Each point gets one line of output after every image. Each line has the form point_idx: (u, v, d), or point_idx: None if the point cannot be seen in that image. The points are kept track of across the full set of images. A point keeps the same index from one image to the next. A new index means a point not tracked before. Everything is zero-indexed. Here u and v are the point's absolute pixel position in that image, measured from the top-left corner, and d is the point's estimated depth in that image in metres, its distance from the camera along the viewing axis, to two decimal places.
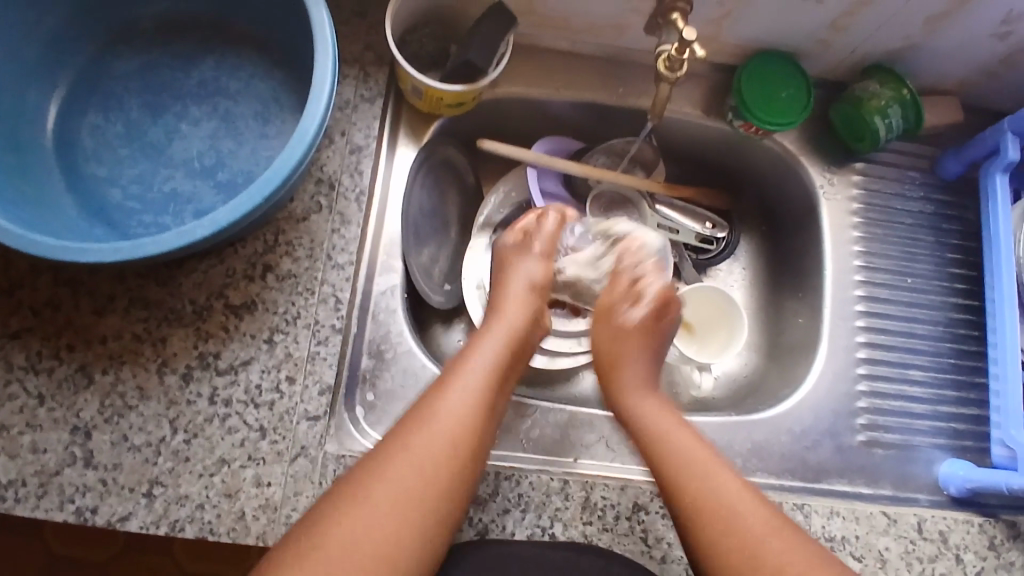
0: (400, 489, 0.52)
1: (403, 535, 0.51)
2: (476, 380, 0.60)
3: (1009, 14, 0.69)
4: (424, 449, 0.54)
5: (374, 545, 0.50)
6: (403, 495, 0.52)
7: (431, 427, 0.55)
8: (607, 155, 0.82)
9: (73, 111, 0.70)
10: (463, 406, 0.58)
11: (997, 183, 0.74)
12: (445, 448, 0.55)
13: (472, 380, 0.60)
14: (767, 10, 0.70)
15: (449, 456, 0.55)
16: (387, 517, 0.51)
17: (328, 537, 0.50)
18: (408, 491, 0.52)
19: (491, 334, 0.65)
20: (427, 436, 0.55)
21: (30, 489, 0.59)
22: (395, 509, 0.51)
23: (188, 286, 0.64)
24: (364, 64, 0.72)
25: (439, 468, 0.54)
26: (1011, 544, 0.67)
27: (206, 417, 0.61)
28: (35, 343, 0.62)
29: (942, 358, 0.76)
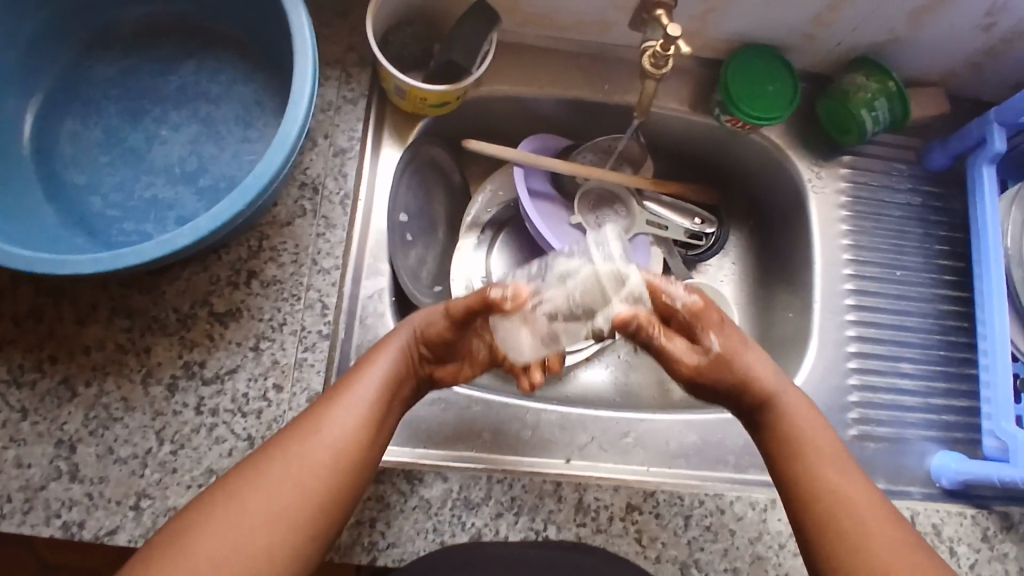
0: (309, 455, 0.48)
1: (294, 518, 0.46)
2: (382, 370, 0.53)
3: (994, 4, 0.69)
4: (333, 425, 0.50)
5: (274, 511, 0.46)
6: (305, 466, 0.48)
7: (341, 412, 0.50)
8: (594, 152, 0.81)
9: (50, 117, 0.68)
10: (373, 391, 0.52)
11: (984, 173, 0.74)
12: (351, 428, 0.50)
13: (377, 374, 0.53)
14: (751, 5, 0.70)
15: (349, 443, 0.49)
16: (290, 481, 0.47)
17: (246, 481, 0.46)
18: (310, 460, 0.48)
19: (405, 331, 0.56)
20: (338, 412, 0.50)
21: (15, 505, 0.57)
22: (302, 475, 0.47)
23: (172, 294, 0.63)
24: (346, 65, 0.71)
25: (344, 447, 0.49)
26: (1004, 535, 0.67)
27: (193, 427, 0.61)
28: (16, 355, 0.61)
29: (932, 350, 0.77)
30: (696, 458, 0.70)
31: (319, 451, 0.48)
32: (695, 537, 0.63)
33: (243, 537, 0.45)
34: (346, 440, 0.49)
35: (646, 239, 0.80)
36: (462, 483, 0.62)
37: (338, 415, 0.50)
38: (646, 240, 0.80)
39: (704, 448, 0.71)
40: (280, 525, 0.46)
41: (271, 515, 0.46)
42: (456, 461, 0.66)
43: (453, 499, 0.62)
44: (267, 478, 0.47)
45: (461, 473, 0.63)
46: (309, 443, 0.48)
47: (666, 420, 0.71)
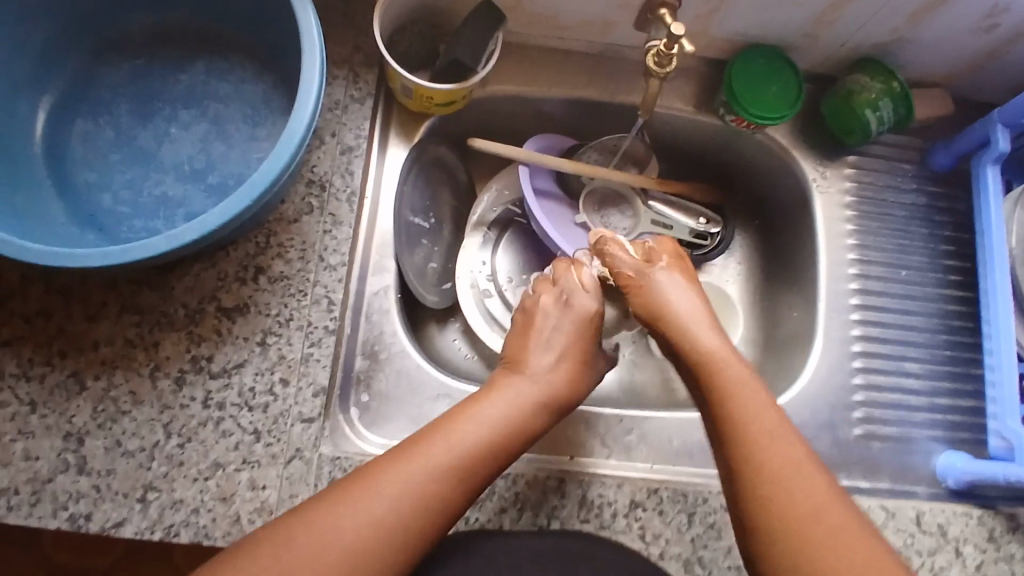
0: (397, 493, 0.49)
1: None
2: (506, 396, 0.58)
3: (998, 4, 0.69)
4: (398, 485, 0.49)
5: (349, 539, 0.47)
6: (357, 527, 0.47)
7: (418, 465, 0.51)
8: (600, 152, 0.81)
9: (61, 117, 0.70)
10: (489, 421, 0.55)
11: (988, 174, 0.74)
12: (461, 459, 0.52)
13: (517, 389, 0.59)
14: (754, 6, 0.70)
15: (452, 472, 0.51)
16: (343, 539, 0.47)
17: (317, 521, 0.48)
18: (347, 527, 0.47)
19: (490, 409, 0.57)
20: (439, 443, 0.52)
21: (24, 496, 0.58)
22: (360, 534, 0.47)
23: (180, 290, 0.64)
24: (353, 65, 0.72)
25: (440, 481, 0.51)
26: (1010, 535, 0.67)
27: (200, 421, 0.61)
28: (26, 350, 0.61)
29: (937, 349, 0.76)
30: (700, 455, 0.70)
31: (391, 501, 0.49)
32: (699, 534, 0.63)
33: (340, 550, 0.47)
34: (454, 471, 0.51)
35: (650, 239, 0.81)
36: None
37: (399, 469, 0.50)
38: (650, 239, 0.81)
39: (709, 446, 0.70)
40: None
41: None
42: None
43: None
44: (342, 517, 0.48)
45: None
46: (381, 489, 0.49)
47: (669, 419, 0.71)
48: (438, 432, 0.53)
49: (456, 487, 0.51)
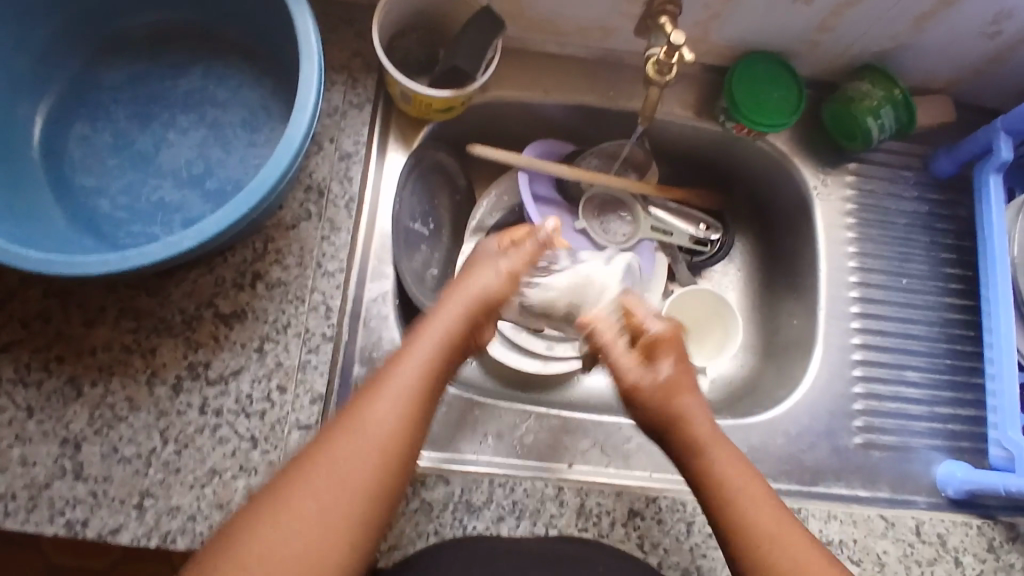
0: (350, 469, 0.47)
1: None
2: (435, 337, 0.54)
3: (1000, 11, 0.69)
4: (346, 463, 0.47)
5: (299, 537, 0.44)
6: (307, 516, 0.45)
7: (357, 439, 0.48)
8: (600, 158, 0.81)
9: (60, 121, 0.69)
10: (419, 369, 0.52)
11: (990, 182, 0.74)
12: (397, 413, 0.49)
13: (439, 327, 0.54)
14: (754, 12, 0.70)
15: (398, 430, 0.49)
16: (298, 536, 0.44)
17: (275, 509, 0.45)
18: (303, 517, 0.45)
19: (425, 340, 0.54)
20: (376, 406, 0.49)
21: (20, 503, 0.58)
22: (319, 523, 0.45)
23: (178, 295, 0.64)
24: (352, 71, 0.72)
25: (387, 442, 0.48)
26: (1010, 545, 0.67)
27: (197, 427, 0.61)
28: (23, 355, 0.61)
29: (937, 358, 0.76)
30: None
31: (344, 482, 0.46)
32: (697, 543, 0.63)
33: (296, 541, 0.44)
34: (397, 426, 0.49)
35: (650, 245, 0.82)
36: (463, 486, 0.62)
37: (337, 446, 0.47)
38: (650, 245, 0.82)
39: None
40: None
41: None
42: (457, 464, 0.66)
43: (455, 502, 0.62)
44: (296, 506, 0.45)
45: (462, 476, 0.63)
46: (327, 473, 0.46)
47: None
48: (369, 396, 0.50)
49: (402, 440, 0.49)
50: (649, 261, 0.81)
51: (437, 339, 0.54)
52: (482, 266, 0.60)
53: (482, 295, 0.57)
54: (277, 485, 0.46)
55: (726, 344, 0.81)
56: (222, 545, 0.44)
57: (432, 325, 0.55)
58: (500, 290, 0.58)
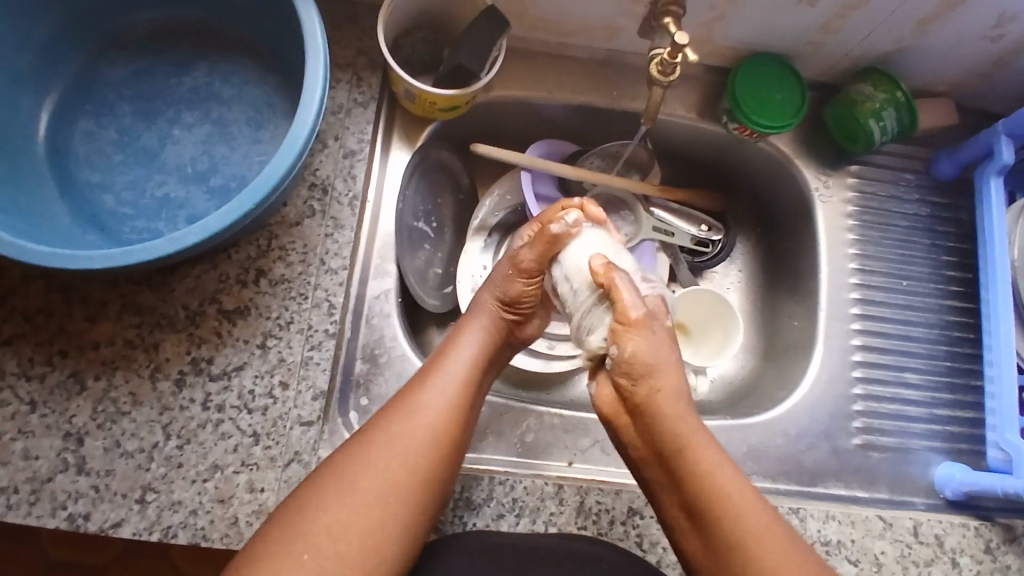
0: (396, 466, 0.53)
1: (383, 552, 0.51)
2: (477, 338, 0.61)
3: (1003, 15, 0.69)
4: (411, 439, 0.54)
5: (350, 530, 0.50)
6: (365, 497, 0.52)
7: (410, 427, 0.55)
8: (602, 158, 0.81)
9: (65, 116, 0.70)
10: (468, 363, 0.59)
11: (991, 185, 0.74)
12: (450, 400, 0.57)
13: (479, 328, 0.62)
14: (759, 14, 0.70)
15: (451, 415, 0.56)
16: (354, 524, 0.51)
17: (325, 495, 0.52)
18: (363, 504, 0.51)
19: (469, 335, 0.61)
20: (430, 393, 0.56)
21: (22, 496, 0.58)
22: (383, 500, 0.52)
23: (181, 291, 0.64)
24: (357, 69, 0.72)
25: (443, 423, 0.55)
26: (1007, 547, 0.67)
27: (199, 423, 0.61)
28: (26, 349, 0.62)
29: (937, 360, 0.76)
30: None
31: (405, 464, 0.53)
32: None
33: (349, 526, 0.51)
34: (449, 409, 0.56)
35: (652, 246, 0.82)
36: (464, 483, 0.63)
37: (396, 429, 0.54)
38: (652, 247, 0.82)
39: None
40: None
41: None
42: (458, 461, 0.66)
43: (455, 500, 0.62)
44: (347, 494, 0.51)
45: (463, 473, 0.63)
46: (389, 455, 0.53)
47: None
48: (422, 383, 0.57)
49: (455, 421, 0.56)
50: (650, 260, 0.82)
51: (480, 337, 0.61)
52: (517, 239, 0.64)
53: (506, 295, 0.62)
54: (333, 467, 0.53)
55: (726, 345, 0.81)
56: (287, 526, 0.50)
57: (473, 328, 0.62)
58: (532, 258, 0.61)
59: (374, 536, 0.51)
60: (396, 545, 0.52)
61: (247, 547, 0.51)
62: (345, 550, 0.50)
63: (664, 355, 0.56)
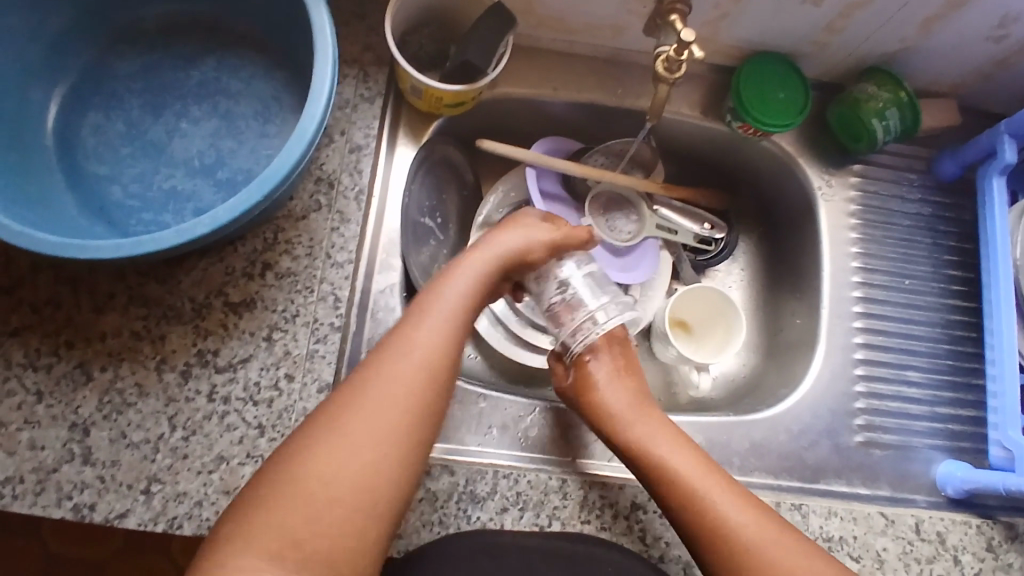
0: (387, 401, 0.53)
1: (383, 488, 0.51)
2: (469, 278, 0.61)
3: (1006, 15, 0.70)
4: (400, 376, 0.54)
5: (344, 471, 0.50)
6: (359, 436, 0.52)
7: (403, 363, 0.55)
8: (606, 155, 0.81)
9: (73, 109, 0.70)
10: (456, 301, 0.60)
11: (994, 185, 0.74)
12: (439, 335, 0.57)
13: (473, 271, 0.62)
14: (764, 13, 0.71)
15: (441, 354, 0.56)
16: (349, 463, 0.51)
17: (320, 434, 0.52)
18: (358, 440, 0.51)
19: (462, 275, 0.61)
20: (420, 331, 0.57)
21: (28, 486, 0.59)
22: (375, 434, 0.52)
23: (188, 284, 0.65)
24: (363, 64, 0.73)
25: (432, 360, 0.56)
26: (1009, 545, 0.67)
27: (205, 414, 0.62)
28: (33, 340, 0.62)
29: (939, 359, 0.77)
30: None
31: (398, 398, 0.54)
32: None
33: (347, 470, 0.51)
34: (440, 346, 0.57)
35: (655, 243, 0.83)
36: (467, 477, 0.63)
37: (388, 368, 0.55)
38: (655, 244, 0.83)
39: (710, 450, 0.70)
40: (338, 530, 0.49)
41: (329, 524, 0.49)
42: (462, 455, 0.66)
43: (459, 493, 0.62)
44: (343, 429, 0.52)
45: (467, 467, 0.64)
46: (382, 391, 0.54)
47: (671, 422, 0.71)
48: (413, 322, 0.58)
49: (446, 358, 0.57)
50: (651, 260, 0.82)
51: (473, 279, 0.62)
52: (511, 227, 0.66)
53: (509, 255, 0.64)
54: (332, 404, 0.53)
55: (728, 342, 0.81)
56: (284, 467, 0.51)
57: (465, 270, 0.62)
58: (524, 247, 0.65)
59: (369, 475, 0.51)
60: (393, 480, 0.52)
61: (246, 493, 0.50)
62: (336, 483, 0.50)
63: (609, 381, 0.65)
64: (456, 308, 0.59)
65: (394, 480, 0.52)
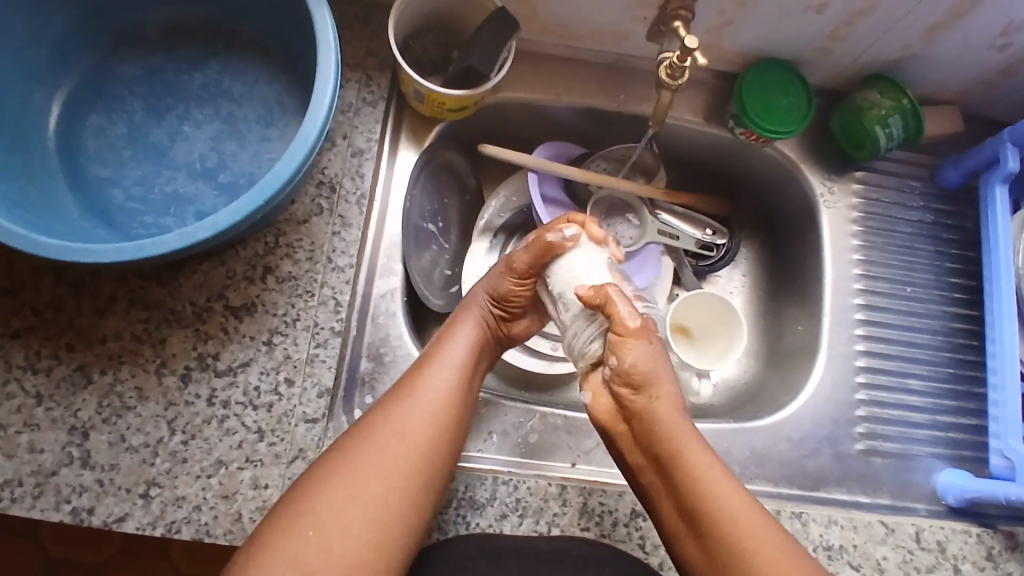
0: (397, 452, 0.54)
1: (393, 536, 0.52)
2: (471, 330, 0.62)
3: (1010, 24, 0.70)
4: (412, 424, 0.55)
5: (352, 523, 0.51)
6: (369, 485, 0.52)
7: (416, 409, 0.56)
8: (607, 161, 0.81)
9: (75, 111, 0.70)
10: (467, 347, 0.61)
11: (997, 193, 0.74)
12: (449, 384, 0.58)
13: (471, 325, 0.62)
14: (767, 20, 0.71)
15: (450, 403, 0.57)
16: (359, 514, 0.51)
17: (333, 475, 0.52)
18: (368, 490, 0.52)
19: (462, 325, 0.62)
20: (430, 379, 0.58)
21: (26, 489, 0.58)
22: (383, 485, 0.52)
23: (188, 287, 0.64)
24: (366, 68, 0.73)
25: (445, 409, 0.57)
26: (1008, 554, 0.67)
27: (204, 418, 0.61)
28: (33, 342, 0.62)
29: (940, 367, 0.77)
30: None
31: (410, 445, 0.54)
32: None
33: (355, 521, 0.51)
34: (450, 391, 0.58)
35: (656, 249, 0.82)
36: (467, 483, 0.63)
37: (400, 417, 0.55)
38: (656, 250, 0.82)
39: None
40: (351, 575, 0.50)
41: (339, 568, 0.49)
42: (462, 461, 0.66)
43: (458, 499, 0.62)
44: (355, 477, 0.52)
45: (467, 473, 0.63)
46: (393, 440, 0.54)
47: None
48: (424, 368, 0.58)
49: (455, 407, 0.57)
50: (654, 265, 0.82)
51: (476, 325, 0.63)
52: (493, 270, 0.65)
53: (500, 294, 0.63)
54: (345, 446, 0.54)
55: (729, 349, 0.81)
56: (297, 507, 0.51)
57: (466, 322, 0.62)
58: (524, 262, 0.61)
59: (375, 530, 0.51)
60: (405, 524, 0.52)
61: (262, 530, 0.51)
62: (345, 532, 0.50)
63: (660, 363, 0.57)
64: (466, 357, 0.60)
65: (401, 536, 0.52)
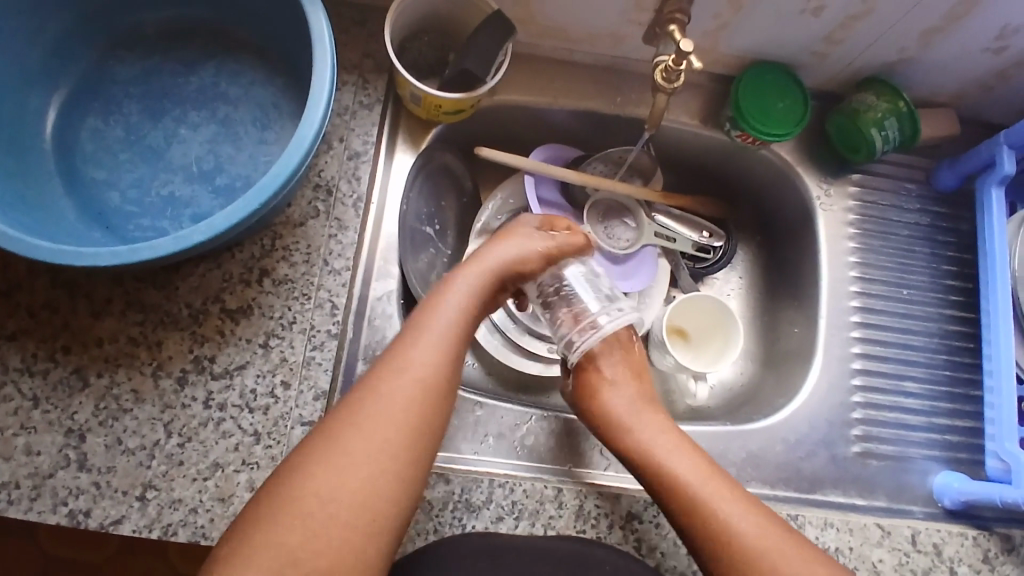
0: (387, 419, 0.53)
1: (383, 503, 0.51)
2: (462, 295, 0.61)
3: (1005, 28, 0.70)
4: (402, 391, 0.55)
5: (343, 494, 0.50)
6: (360, 458, 0.52)
7: (405, 377, 0.55)
8: (604, 163, 0.81)
9: (72, 114, 0.70)
10: (454, 316, 0.60)
11: (993, 196, 0.74)
12: (439, 349, 0.57)
13: (464, 288, 0.62)
14: (763, 24, 0.71)
15: (442, 367, 0.57)
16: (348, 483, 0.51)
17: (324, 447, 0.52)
18: (359, 461, 0.52)
19: (455, 292, 0.61)
20: (420, 346, 0.57)
21: (23, 491, 0.59)
22: (371, 455, 0.52)
23: (185, 290, 0.64)
24: (363, 72, 0.73)
25: (431, 383, 0.56)
26: (1005, 557, 0.67)
27: (201, 421, 0.62)
28: (30, 345, 0.62)
29: (936, 369, 0.77)
30: None
31: (399, 419, 0.54)
32: None
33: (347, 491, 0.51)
34: (442, 358, 0.57)
35: (653, 251, 0.83)
36: (463, 486, 0.63)
37: (388, 386, 0.55)
38: (653, 252, 0.83)
39: None
40: (343, 556, 0.49)
41: (332, 544, 0.49)
42: (457, 463, 0.66)
43: (455, 501, 0.62)
44: (345, 447, 0.52)
45: (463, 476, 0.64)
46: (380, 406, 0.54)
47: None
48: (408, 342, 0.57)
49: (446, 371, 0.57)
50: (649, 268, 0.82)
51: (473, 286, 0.62)
52: (511, 238, 0.65)
53: (516, 266, 0.64)
54: (334, 421, 0.53)
55: (725, 351, 0.81)
56: (288, 485, 0.51)
57: (459, 285, 0.62)
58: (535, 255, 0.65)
59: (366, 501, 0.51)
60: (396, 494, 0.52)
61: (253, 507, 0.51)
62: (335, 503, 0.50)
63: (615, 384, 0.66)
64: (457, 323, 0.59)
65: (396, 503, 0.52)
